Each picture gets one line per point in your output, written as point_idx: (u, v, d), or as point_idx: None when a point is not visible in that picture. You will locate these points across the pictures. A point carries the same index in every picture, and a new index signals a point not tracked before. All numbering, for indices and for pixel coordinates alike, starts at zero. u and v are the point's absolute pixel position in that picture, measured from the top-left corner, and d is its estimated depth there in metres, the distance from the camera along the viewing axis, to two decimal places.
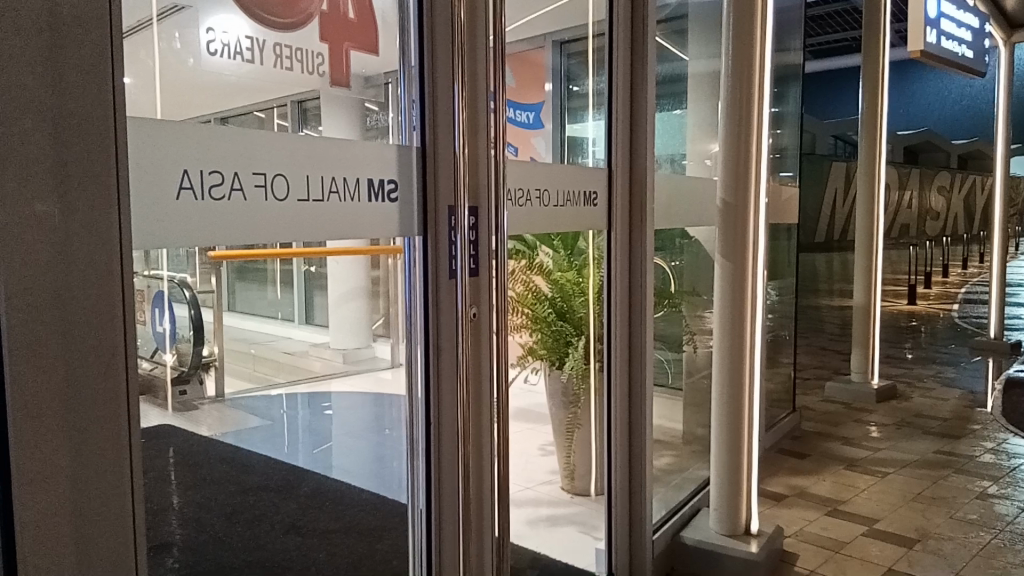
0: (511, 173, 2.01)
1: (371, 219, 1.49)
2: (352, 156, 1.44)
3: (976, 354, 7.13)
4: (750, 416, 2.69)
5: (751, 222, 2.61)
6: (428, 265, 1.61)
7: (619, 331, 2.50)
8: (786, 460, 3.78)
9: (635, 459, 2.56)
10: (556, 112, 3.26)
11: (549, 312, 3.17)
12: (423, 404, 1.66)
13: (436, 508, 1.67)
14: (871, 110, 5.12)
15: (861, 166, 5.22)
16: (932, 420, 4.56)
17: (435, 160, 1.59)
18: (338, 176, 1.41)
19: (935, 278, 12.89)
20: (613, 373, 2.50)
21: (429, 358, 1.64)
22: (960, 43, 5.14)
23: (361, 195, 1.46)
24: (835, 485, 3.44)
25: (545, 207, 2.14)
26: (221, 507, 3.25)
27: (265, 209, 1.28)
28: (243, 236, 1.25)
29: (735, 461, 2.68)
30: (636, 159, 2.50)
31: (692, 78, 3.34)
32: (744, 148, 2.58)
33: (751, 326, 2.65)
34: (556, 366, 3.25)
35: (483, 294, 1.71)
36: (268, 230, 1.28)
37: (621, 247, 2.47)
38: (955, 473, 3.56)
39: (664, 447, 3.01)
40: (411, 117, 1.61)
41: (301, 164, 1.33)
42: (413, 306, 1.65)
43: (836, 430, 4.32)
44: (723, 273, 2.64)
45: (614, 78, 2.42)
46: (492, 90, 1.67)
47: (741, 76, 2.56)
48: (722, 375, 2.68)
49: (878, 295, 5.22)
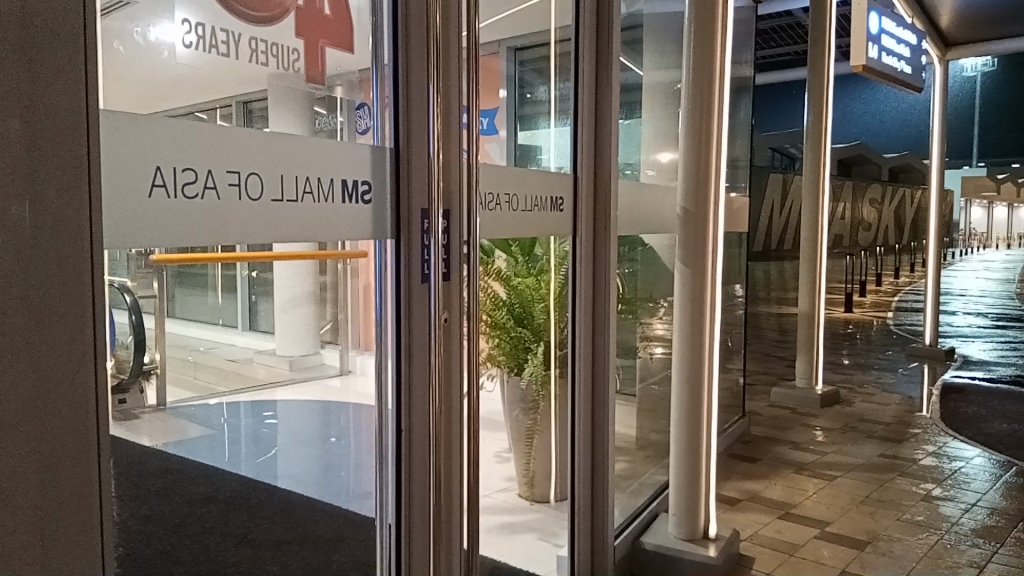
0: (485, 178, 2.01)
1: (345, 219, 1.45)
2: (326, 156, 1.40)
3: (913, 360, 7.36)
4: (708, 420, 2.72)
5: (710, 230, 2.64)
6: (400, 266, 1.57)
7: (583, 334, 2.50)
8: (738, 464, 3.83)
9: (597, 466, 2.57)
10: (510, 119, 3.26)
11: (507, 318, 3.16)
12: (393, 411, 1.64)
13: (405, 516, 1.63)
14: (815, 123, 5.27)
15: (807, 177, 5.35)
16: (875, 424, 4.69)
17: (408, 162, 1.56)
18: (313, 176, 1.37)
19: (869, 288, 13.29)
20: (578, 379, 2.51)
21: (400, 365, 1.62)
22: (900, 59, 5.31)
23: (336, 196, 1.43)
24: (786, 488, 3.50)
25: (514, 211, 2.14)
26: (169, 519, 3.14)
27: (237, 209, 1.23)
28: (215, 236, 1.20)
29: (693, 467, 2.70)
30: (601, 164, 2.50)
31: (650, 88, 3.41)
32: (704, 160, 2.61)
33: (710, 332, 2.68)
34: (515, 372, 3.23)
35: (454, 299, 1.68)
36: (239, 233, 1.24)
37: (585, 252, 2.48)
38: (900, 476, 3.67)
39: (621, 453, 3.03)
40: (386, 119, 1.58)
41: (276, 165, 1.30)
42: (384, 312, 1.62)
43: (783, 434, 4.41)
44: (683, 279, 2.66)
45: (580, 85, 2.43)
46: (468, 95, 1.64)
47: (702, 84, 2.59)
48: (681, 382, 2.70)
49: (823, 304, 5.35)
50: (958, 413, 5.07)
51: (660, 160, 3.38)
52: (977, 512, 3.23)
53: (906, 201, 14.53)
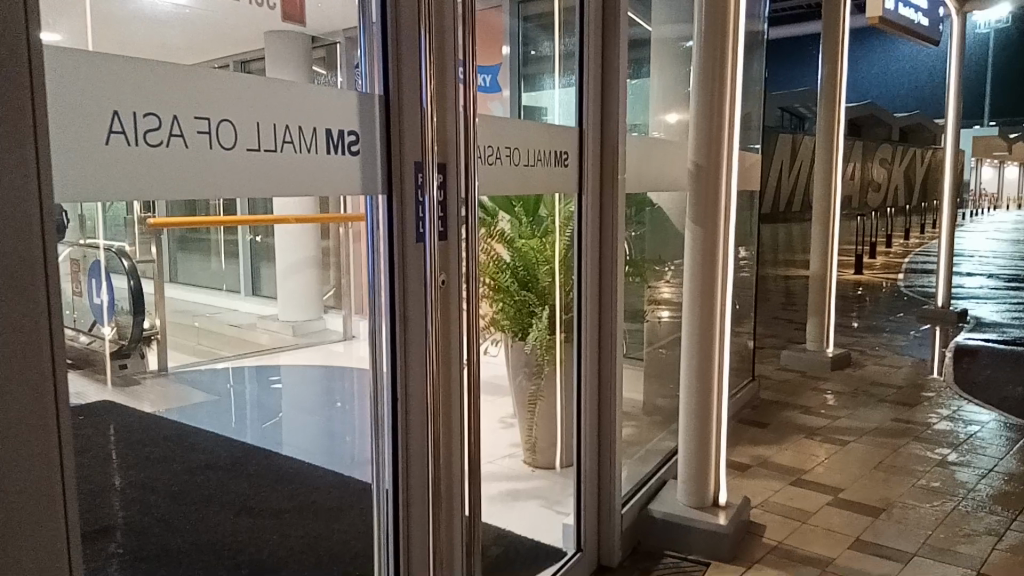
0: (483, 130, 1.88)
1: (330, 170, 1.34)
2: (308, 103, 1.29)
3: (923, 322, 7.26)
4: (719, 385, 2.63)
5: (723, 188, 2.52)
6: (394, 223, 1.47)
7: (589, 293, 2.41)
8: (748, 429, 3.75)
9: (604, 432, 2.49)
10: (513, 79, 3.15)
11: (511, 282, 3.04)
12: (389, 379, 1.55)
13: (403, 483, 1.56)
14: (829, 80, 5.10)
15: (820, 137, 5.20)
16: (887, 387, 4.60)
17: (399, 117, 1.45)
18: (295, 124, 1.27)
19: (879, 249, 13.13)
20: (584, 343, 2.42)
21: (395, 329, 1.52)
22: (917, 12, 5.13)
23: (321, 146, 1.32)
24: (796, 453, 3.42)
25: (514, 166, 2.01)
26: (168, 487, 3.09)
27: (207, 158, 1.13)
28: (183, 188, 1.11)
29: (703, 434, 2.62)
30: (608, 120, 2.38)
31: (657, 46, 3.28)
32: (716, 116, 2.49)
33: (722, 295, 2.57)
34: (519, 337, 3.12)
35: (452, 260, 1.58)
36: (211, 185, 1.14)
37: (592, 212, 2.37)
38: (914, 441, 3.58)
39: (628, 417, 2.94)
40: (375, 69, 1.46)
41: (250, 111, 1.19)
42: (376, 276, 1.53)
43: (793, 398, 4.32)
44: (694, 239, 2.55)
45: (585, 43, 2.31)
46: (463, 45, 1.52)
47: (715, 36, 2.46)
48: (690, 345, 2.61)
49: (835, 266, 5.22)
50: (970, 376, 4.99)
51: (669, 121, 3.24)
52: (993, 478, 3.15)
53: (916, 162, 14.29)
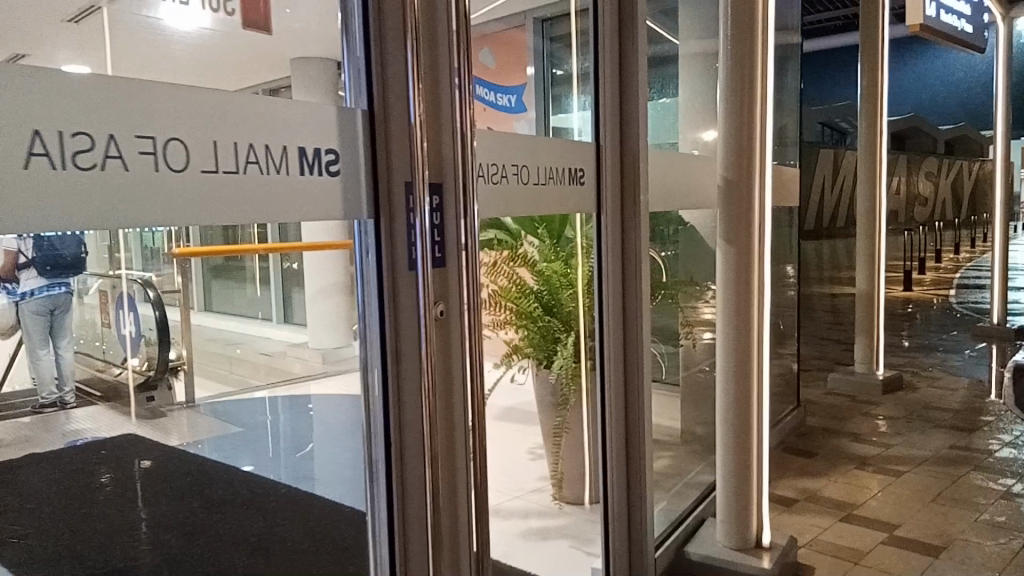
0: (491, 144, 1.72)
1: (304, 191, 1.20)
2: (278, 120, 1.17)
3: (980, 340, 6.90)
4: (758, 416, 2.44)
5: (756, 202, 2.35)
6: (382, 249, 1.35)
7: (612, 319, 2.25)
8: (793, 459, 3.52)
9: (632, 469, 2.32)
10: (538, 99, 3.02)
11: (535, 306, 2.89)
12: (381, 422, 1.42)
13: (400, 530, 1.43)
14: (869, 90, 4.88)
15: (863, 150, 4.96)
16: (943, 411, 4.32)
17: (386, 136, 1.32)
18: (259, 143, 1.14)
19: (928, 264, 12.68)
20: (607, 372, 2.25)
21: (387, 367, 1.39)
22: (960, 15, 4.89)
23: (295, 165, 1.19)
24: (846, 486, 3.18)
25: (525, 185, 1.83)
26: (183, 526, 2.99)
27: (152, 182, 1.02)
28: (120, 215, 0.99)
29: (743, 468, 2.43)
30: (628, 134, 2.22)
31: (685, 59, 3.12)
32: (746, 127, 2.32)
33: (758, 317, 2.39)
34: (544, 364, 2.96)
35: (452, 287, 1.46)
36: (155, 212, 1.02)
37: (613, 233, 2.22)
38: (975, 470, 3.31)
39: (662, 448, 2.75)
40: (359, 85, 1.33)
41: (204, 128, 1.07)
42: (367, 308, 1.40)
43: (842, 425, 4.06)
44: (726, 259, 2.37)
45: (601, 56, 2.17)
46: (456, 58, 1.39)
47: (742, 43, 2.29)
48: (725, 372, 2.42)
49: (883, 283, 4.96)
50: None
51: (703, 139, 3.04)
52: None
53: (965, 172, 13.82)
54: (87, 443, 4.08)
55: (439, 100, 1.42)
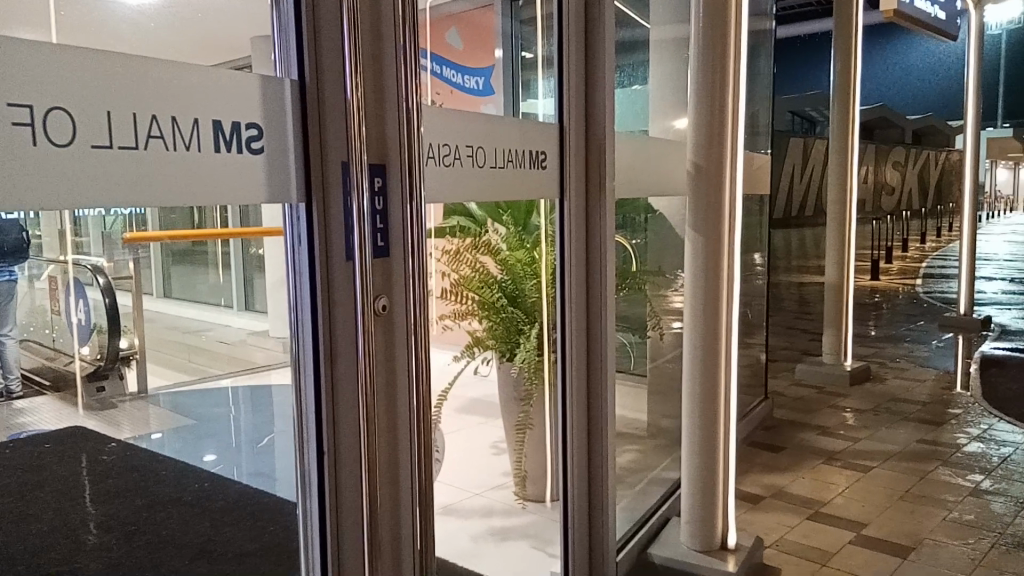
0: (444, 122, 1.58)
1: (220, 169, 1.06)
2: (189, 90, 1.02)
3: (946, 331, 6.92)
4: (726, 414, 2.35)
5: (726, 191, 2.25)
6: (315, 237, 1.22)
7: (574, 313, 2.14)
8: (760, 453, 3.45)
9: (594, 468, 2.22)
10: (506, 84, 2.89)
11: (498, 296, 2.78)
12: (314, 428, 1.29)
13: (333, 543, 1.32)
14: (842, 79, 4.81)
15: (834, 139, 4.89)
16: (910, 403, 4.29)
17: (319, 113, 1.19)
18: (163, 114, 0.99)
19: (895, 254, 12.77)
20: (568, 367, 2.14)
21: (320, 367, 1.27)
22: (933, 5, 4.83)
23: (208, 140, 1.05)
24: (814, 482, 3.12)
25: (481, 169, 1.70)
26: (125, 527, 2.85)
27: (28, 158, 0.87)
28: None
29: (709, 468, 2.34)
30: (593, 117, 2.11)
31: (656, 43, 2.99)
32: (717, 112, 2.21)
33: (727, 312, 2.30)
34: (507, 357, 2.85)
35: (395, 279, 1.34)
36: (33, 193, 0.88)
37: (575, 221, 2.10)
38: (943, 466, 3.27)
39: (627, 445, 2.66)
40: (288, 54, 1.19)
41: (95, 96, 0.93)
42: (299, 303, 1.27)
43: (810, 417, 4.01)
44: (695, 250, 2.27)
45: (564, 36, 2.05)
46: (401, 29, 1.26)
47: (715, 26, 2.18)
48: (692, 367, 2.32)
49: (852, 274, 4.92)
50: (999, 390, 4.66)
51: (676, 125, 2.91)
52: None
53: (931, 163, 13.92)
54: (31, 435, 3.89)
55: (383, 74, 1.29)
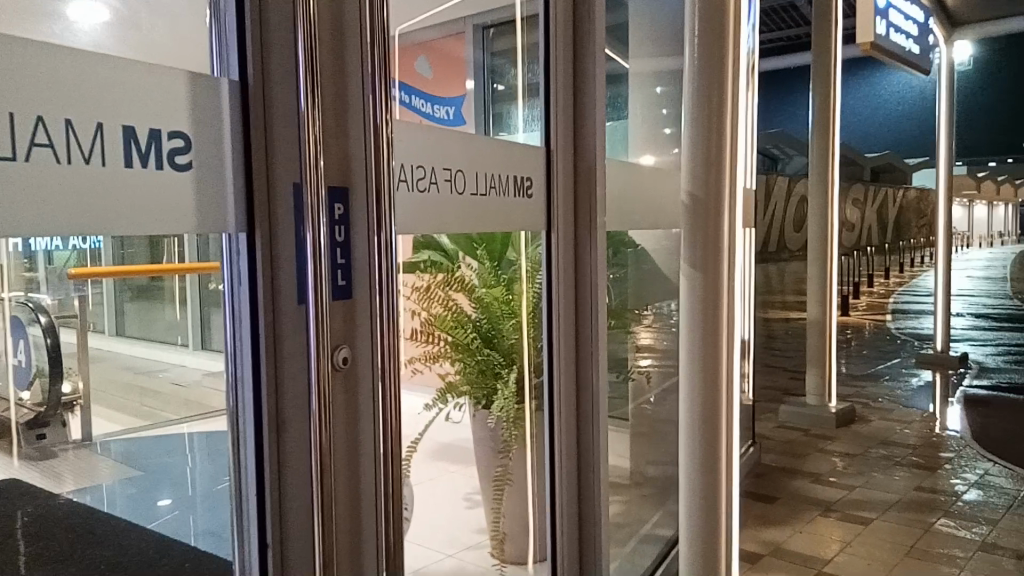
0: (419, 142, 1.36)
1: (133, 192, 0.82)
2: (96, 84, 0.79)
3: (923, 368, 6.81)
4: (727, 471, 2.14)
5: (726, 224, 2.06)
6: (258, 277, 1.00)
7: (563, 359, 1.92)
8: (753, 504, 3.23)
9: (585, 530, 2.00)
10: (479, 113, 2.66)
11: (473, 338, 2.55)
12: (254, 513, 1.05)
13: None
14: (822, 113, 4.71)
15: (814, 173, 4.77)
16: (900, 447, 4.13)
17: (265, 125, 0.97)
18: (53, 115, 0.76)
19: (863, 289, 12.75)
20: (557, 417, 1.93)
21: (264, 439, 1.03)
22: (909, 38, 4.77)
23: (116, 151, 0.80)
24: (813, 537, 2.91)
25: (460, 196, 1.49)
26: None
27: None
28: None
29: (711, 529, 2.12)
30: (582, 141, 1.91)
31: (644, 73, 2.79)
32: (715, 138, 2.02)
33: (728, 358, 2.10)
34: (483, 404, 2.63)
35: (358, 327, 1.11)
36: None
37: (563, 255, 1.89)
38: (945, 518, 3.09)
39: (617, 503, 2.43)
40: (227, 52, 0.97)
41: None
42: (239, 358, 1.03)
43: (800, 463, 3.81)
44: (692, 290, 2.07)
45: (551, 53, 1.85)
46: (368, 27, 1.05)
47: (712, 48, 2.01)
48: (692, 420, 2.11)
49: (835, 312, 4.78)
50: (987, 432, 4.53)
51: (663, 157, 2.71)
52: None
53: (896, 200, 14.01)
54: None
55: (347, 81, 1.08)
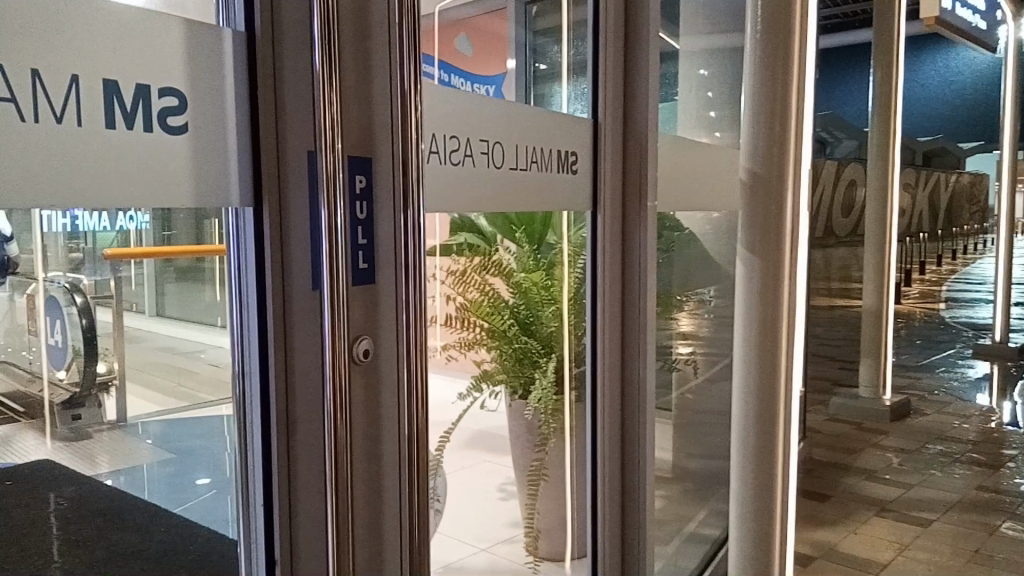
0: (453, 109, 1.24)
1: (116, 157, 0.71)
2: (69, 31, 0.68)
3: (979, 359, 6.52)
4: (784, 468, 2.02)
5: (787, 205, 1.92)
6: (266, 257, 0.88)
7: (608, 347, 1.79)
8: (803, 501, 3.07)
9: (628, 528, 1.88)
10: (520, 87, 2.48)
11: (509, 325, 2.42)
12: (262, 520, 0.94)
13: None
14: (883, 91, 4.46)
15: (872, 154, 4.54)
16: (959, 442, 3.93)
17: (275, 81, 0.85)
18: (18, 67, 0.65)
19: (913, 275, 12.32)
20: (600, 406, 1.80)
21: (272, 439, 0.92)
22: (978, 12, 4.50)
23: (95, 110, 0.69)
24: (868, 537, 2.75)
25: (497, 169, 1.36)
26: None
27: None
28: None
29: (764, 529, 2.00)
30: (632, 114, 1.76)
31: (697, 44, 2.60)
32: (779, 113, 1.90)
33: (787, 348, 1.98)
34: (520, 394, 2.50)
35: (382, 313, 0.99)
36: None
37: (610, 237, 1.75)
38: (1011, 520, 2.91)
39: (661, 500, 2.30)
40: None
41: None
42: (246, 346, 0.92)
43: (852, 459, 3.63)
44: (748, 277, 1.96)
45: (600, 20, 1.70)
46: None
47: (777, 20, 1.89)
48: (746, 415, 1.99)
49: (892, 300, 4.56)
50: None
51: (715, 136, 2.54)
52: None
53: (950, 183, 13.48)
54: None
55: (372, 39, 0.96)
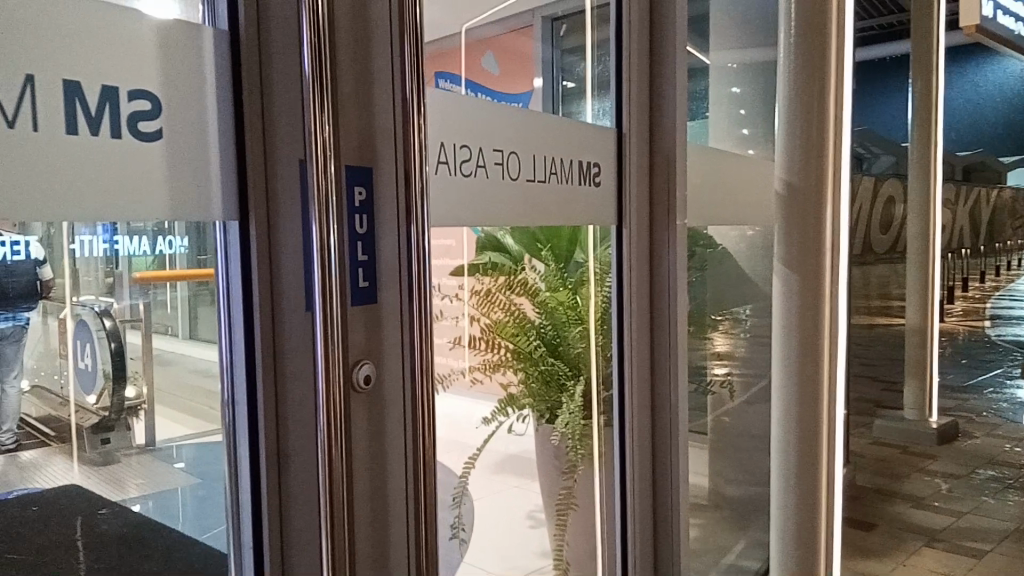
0: (466, 119, 1.17)
1: (78, 163, 0.66)
2: (26, 29, 0.63)
3: None
4: (829, 494, 1.94)
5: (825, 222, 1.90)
6: (254, 275, 0.82)
7: (636, 368, 1.69)
8: (848, 530, 2.92)
9: (660, 557, 1.77)
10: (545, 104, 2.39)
11: (536, 346, 2.32)
12: (253, 558, 0.87)
13: None
14: (923, 103, 4.31)
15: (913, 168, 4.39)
16: (1012, 467, 3.75)
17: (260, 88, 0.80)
18: None
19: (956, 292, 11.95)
20: (628, 428, 1.70)
21: (263, 471, 0.85)
22: None
23: (55, 113, 0.65)
24: (918, 569, 2.60)
25: (515, 181, 1.29)
26: None
27: None
28: None
29: (809, 559, 1.91)
30: (658, 123, 1.67)
31: (726, 57, 2.50)
32: (816, 126, 1.87)
33: (829, 366, 1.92)
34: (547, 418, 2.36)
35: (386, 335, 0.92)
36: None
37: (637, 254, 1.66)
38: None
39: (697, 529, 2.18)
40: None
41: None
42: (236, 372, 0.86)
43: (898, 485, 3.47)
44: (786, 296, 1.91)
45: (623, 24, 1.62)
46: None
47: (811, 33, 1.86)
48: (788, 440, 1.92)
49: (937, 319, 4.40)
50: None
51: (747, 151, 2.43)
52: None
53: None
54: None
55: (371, 41, 0.89)
